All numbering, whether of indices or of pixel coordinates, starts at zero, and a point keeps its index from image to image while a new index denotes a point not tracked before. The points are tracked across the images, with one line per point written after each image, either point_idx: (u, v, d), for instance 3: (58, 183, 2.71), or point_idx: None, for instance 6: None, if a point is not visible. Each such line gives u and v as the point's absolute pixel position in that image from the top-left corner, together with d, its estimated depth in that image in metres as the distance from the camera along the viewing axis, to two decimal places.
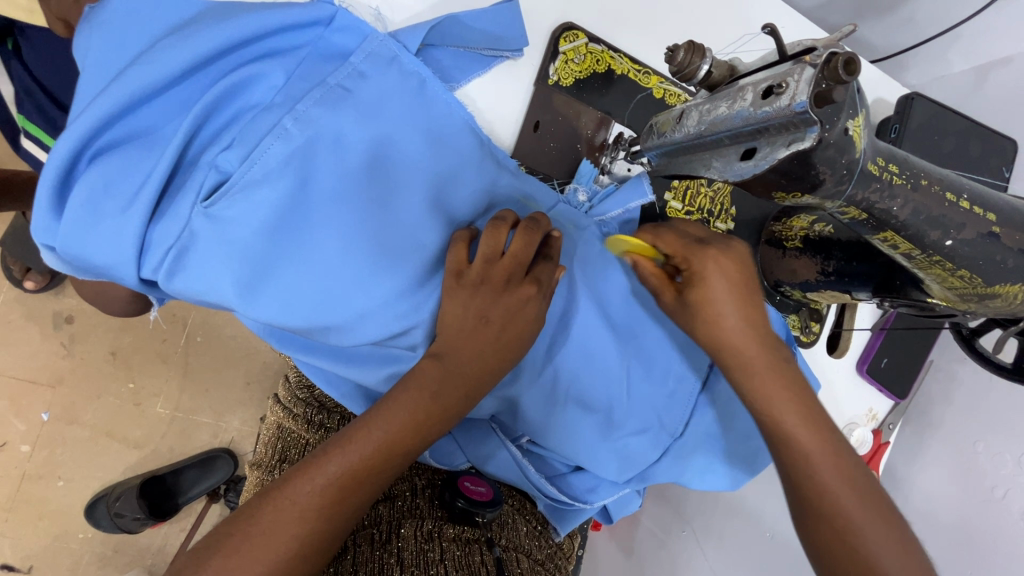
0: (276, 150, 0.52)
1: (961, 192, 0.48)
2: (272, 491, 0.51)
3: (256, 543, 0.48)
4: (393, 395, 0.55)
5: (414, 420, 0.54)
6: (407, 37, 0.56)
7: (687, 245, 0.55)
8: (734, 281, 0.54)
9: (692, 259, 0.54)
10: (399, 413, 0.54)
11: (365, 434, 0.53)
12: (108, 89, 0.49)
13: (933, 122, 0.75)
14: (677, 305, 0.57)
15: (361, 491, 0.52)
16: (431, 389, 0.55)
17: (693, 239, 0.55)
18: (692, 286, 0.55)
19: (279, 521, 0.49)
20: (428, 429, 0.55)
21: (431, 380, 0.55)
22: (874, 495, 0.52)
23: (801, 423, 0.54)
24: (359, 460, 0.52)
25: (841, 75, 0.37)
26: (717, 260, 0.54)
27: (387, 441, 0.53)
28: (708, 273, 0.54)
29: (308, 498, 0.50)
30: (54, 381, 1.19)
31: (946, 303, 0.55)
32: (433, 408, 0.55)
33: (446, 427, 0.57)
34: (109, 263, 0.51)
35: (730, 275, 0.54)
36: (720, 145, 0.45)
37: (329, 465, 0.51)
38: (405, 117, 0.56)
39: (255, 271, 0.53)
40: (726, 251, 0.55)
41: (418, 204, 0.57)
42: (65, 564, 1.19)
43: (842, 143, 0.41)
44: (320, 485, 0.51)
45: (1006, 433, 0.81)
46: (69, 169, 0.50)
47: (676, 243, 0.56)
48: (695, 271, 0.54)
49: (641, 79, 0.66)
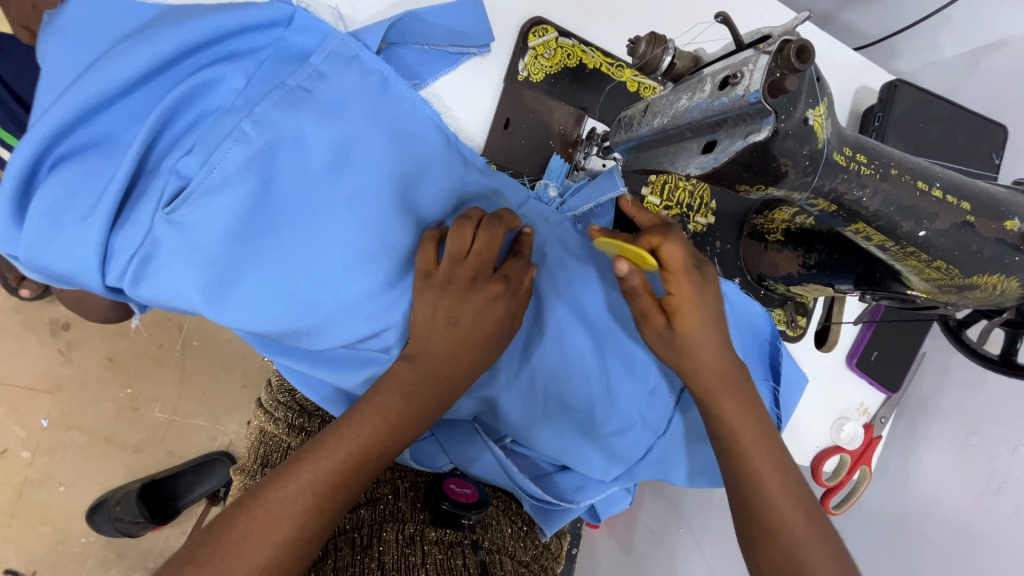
0: (236, 153, 0.51)
1: (934, 180, 0.47)
2: (246, 500, 0.50)
3: (229, 553, 0.48)
4: (365, 400, 0.54)
5: (386, 424, 0.54)
6: (367, 36, 0.56)
7: (684, 268, 0.55)
8: (712, 312, 0.57)
9: (682, 286, 0.55)
10: (371, 417, 0.53)
11: (337, 440, 0.52)
12: (64, 97, 0.49)
13: (918, 109, 0.74)
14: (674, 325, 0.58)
15: (336, 497, 0.52)
16: (403, 392, 0.54)
17: (690, 263, 0.55)
18: (678, 313, 0.56)
19: (252, 531, 0.49)
20: (402, 432, 0.55)
21: (403, 382, 0.54)
22: (802, 497, 0.54)
23: (754, 421, 0.56)
24: (331, 467, 0.52)
25: (794, 64, 0.36)
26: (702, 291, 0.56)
27: (360, 446, 0.53)
28: (694, 304, 0.56)
29: (282, 506, 0.50)
30: (52, 388, 1.20)
31: (926, 295, 0.53)
32: (405, 411, 0.54)
33: (420, 429, 0.56)
34: (73, 272, 0.51)
35: (709, 306, 0.57)
36: (683, 139, 0.44)
37: (302, 471, 0.51)
38: (368, 116, 0.55)
39: (221, 276, 0.53)
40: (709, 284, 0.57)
41: (386, 204, 0.56)
42: (68, 568, 1.20)
43: (803, 133, 0.40)
44: (294, 493, 0.50)
45: (1001, 424, 0.79)
46: (29, 177, 0.50)
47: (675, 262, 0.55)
48: (684, 298, 0.56)
49: (614, 72, 0.65)
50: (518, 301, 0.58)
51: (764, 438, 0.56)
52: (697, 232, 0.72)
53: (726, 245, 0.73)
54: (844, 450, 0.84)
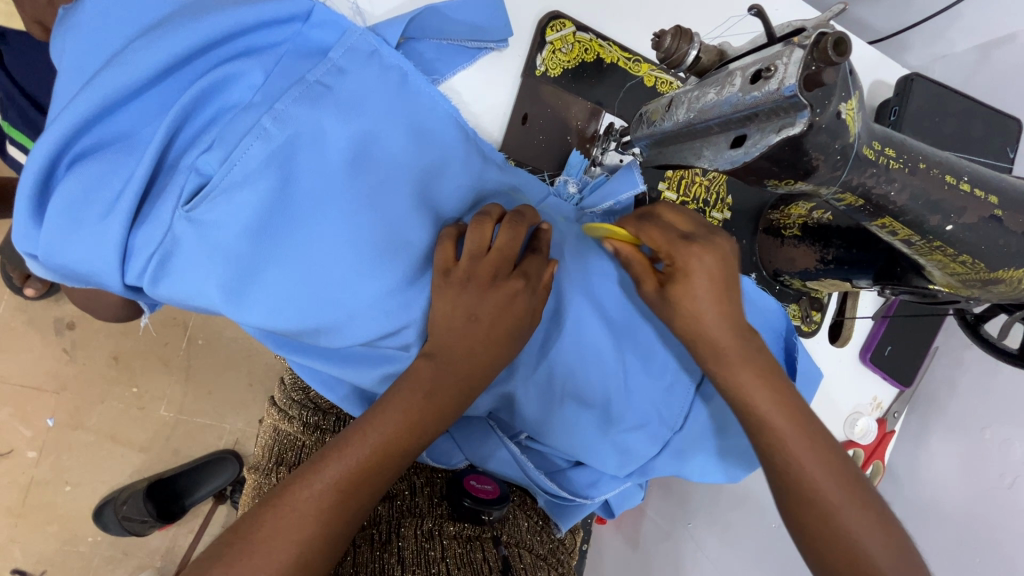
0: (256, 150, 0.51)
1: (962, 174, 0.46)
2: (273, 499, 0.50)
3: (258, 552, 0.48)
4: (387, 397, 0.54)
5: (410, 421, 0.54)
6: (386, 30, 0.55)
7: (672, 242, 0.54)
8: (716, 278, 0.53)
9: (676, 256, 0.53)
10: (393, 414, 0.53)
11: (362, 437, 0.52)
12: (82, 93, 0.48)
13: (934, 103, 0.73)
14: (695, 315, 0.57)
15: (360, 494, 0.52)
16: (425, 388, 0.54)
17: (677, 234, 0.54)
18: (674, 281, 0.54)
19: (280, 529, 0.49)
20: (424, 429, 0.54)
21: (424, 378, 0.54)
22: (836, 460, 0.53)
23: None
24: (356, 465, 0.52)
25: (830, 57, 0.35)
26: (700, 257, 0.53)
27: (384, 443, 0.53)
28: (692, 271, 0.53)
29: (309, 504, 0.50)
30: (58, 387, 1.19)
31: (949, 289, 0.53)
32: (427, 407, 0.54)
33: (442, 426, 0.56)
34: (92, 270, 0.51)
35: (713, 272, 0.53)
36: (710, 134, 0.44)
37: (327, 469, 0.51)
38: (387, 112, 0.55)
39: (240, 274, 0.52)
40: (709, 246, 0.54)
41: (406, 201, 0.56)
42: (76, 567, 1.20)
43: (835, 127, 0.39)
44: (320, 490, 0.50)
45: (1014, 419, 0.79)
46: (47, 174, 0.50)
47: (660, 238, 0.54)
48: (678, 267, 0.54)
49: (631, 67, 0.65)
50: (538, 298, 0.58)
51: (816, 448, 0.53)
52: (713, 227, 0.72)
53: (742, 240, 0.73)
54: (858, 445, 0.84)
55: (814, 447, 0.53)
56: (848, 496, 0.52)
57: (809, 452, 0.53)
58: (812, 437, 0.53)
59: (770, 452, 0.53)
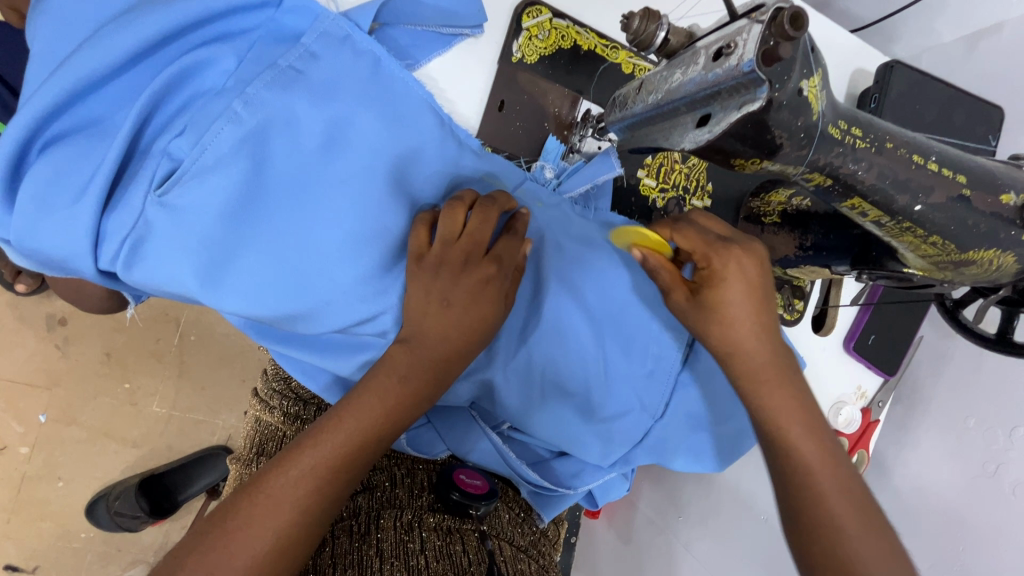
0: (227, 134, 0.51)
1: (929, 154, 0.46)
2: (249, 487, 0.50)
3: (235, 540, 0.48)
4: (364, 384, 0.54)
5: (385, 407, 0.53)
6: (359, 15, 0.55)
7: (709, 244, 0.54)
8: (753, 286, 0.54)
9: (712, 259, 0.54)
10: (370, 400, 0.53)
11: (337, 423, 0.52)
12: (52, 78, 0.48)
13: (914, 91, 0.74)
14: (688, 305, 0.56)
15: (337, 482, 0.51)
16: (400, 373, 0.54)
17: (715, 238, 0.55)
18: (708, 286, 0.54)
19: (256, 516, 0.49)
20: (401, 414, 0.54)
21: (399, 364, 0.54)
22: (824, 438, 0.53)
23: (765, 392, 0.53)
24: (332, 452, 0.51)
25: (787, 31, 0.35)
26: (739, 261, 0.54)
27: (360, 431, 0.52)
28: (727, 274, 0.53)
29: (285, 492, 0.49)
30: (50, 383, 1.20)
31: (923, 273, 0.53)
32: (403, 393, 0.54)
33: (419, 412, 0.56)
34: (64, 255, 0.50)
35: (750, 279, 0.54)
36: (678, 114, 0.44)
37: (303, 457, 0.51)
38: (360, 97, 0.55)
39: (214, 259, 0.52)
40: (749, 250, 0.54)
41: (381, 187, 0.56)
42: (68, 564, 1.20)
43: (797, 104, 0.39)
44: (295, 477, 0.50)
45: (997, 407, 0.80)
46: (19, 160, 0.50)
47: (697, 240, 0.55)
48: (714, 270, 0.54)
49: (609, 54, 0.65)
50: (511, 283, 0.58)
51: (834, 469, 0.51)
52: None
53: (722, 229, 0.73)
54: (842, 433, 0.84)
55: (829, 467, 0.51)
56: (831, 475, 0.51)
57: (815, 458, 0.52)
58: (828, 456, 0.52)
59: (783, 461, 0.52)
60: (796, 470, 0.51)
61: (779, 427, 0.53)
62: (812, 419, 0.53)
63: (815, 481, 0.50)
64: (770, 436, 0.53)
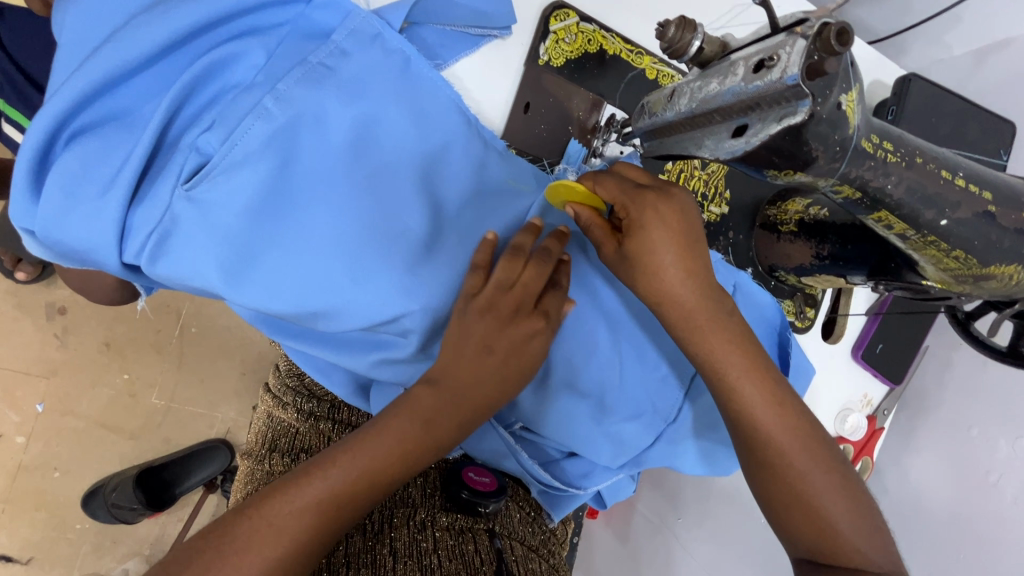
0: (257, 130, 0.51)
1: (957, 170, 0.47)
2: (248, 508, 0.49)
3: (230, 562, 0.47)
4: (380, 420, 0.54)
5: (400, 450, 0.53)
6: (391, 14, 0.55)
7: (627, 192, 0.52)
8: (680, 238, 0.52)
9: (629, 208, 0.52)
10: (387, 440, 0.53)
11: (351, 457, 0.52)
12: (81, 68, 0.48)
13: (931, 103, 0.74)
14: (616, 258, 0.54)
15: (342, 514, 0.51)
16: (422, 418, 0.54)
17: (632, 185, 0.52)
18: (631, 237, 0.52)
19: (256, 542, 0.48)
20: (414, 461, 0.54)
21: (422, 407, 0.54)
22: (809, 432, 0.53)
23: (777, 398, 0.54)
24: (341, 485, 0.51)
25: (833, 46, 0.36)
26: (656, 208, 0.52)
27: (372, 469, 0.52)
28: (646, 222, 0.52)
29: (288, 521, 0.49)
30: (47, 372, 1.18)
31: (941, 285, 0.54)
32: (422, 437, 0.54)
33: (431, 459, 0.56)
34: (88, 247, 0.50)
35: (671, 225, 0.52)
36: (712, 123, 0.44)
37: (311, 486, 0.50)
38: (389, 95, 0.55)
39: (239, 256, 0.52)
40: (665, 197, 0.52)
41: (408, 188, 0.56)
42: (63, 555, 1.19)
43: (835, 118, 0.40)
44: (300, 507, 0.50)
45: (1000, 417, 0.81)
46: (46, 151, 0.49)
47: (615, 189, 0.52)
48: (633, 221, 0.52)
49: (634, 59, 0.65)
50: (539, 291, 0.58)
51: (814, 456, 0.53)
52: (711, 221, 0.73)
53: (738, 235, 0.75)
54: (847, 440, 0.85)
55: (821, 465, 0.53)
56: (822, 469, 0.53)
57: (806, 458, 0.53)
58: (809, 442, 0.53)
59: (770, 472, 0.53)
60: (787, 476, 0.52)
61: (768, 436, 0.53)
62: (798, 419, 0.53)
63: (806, 482, 0.52)
64: (756, 447, 0.53)
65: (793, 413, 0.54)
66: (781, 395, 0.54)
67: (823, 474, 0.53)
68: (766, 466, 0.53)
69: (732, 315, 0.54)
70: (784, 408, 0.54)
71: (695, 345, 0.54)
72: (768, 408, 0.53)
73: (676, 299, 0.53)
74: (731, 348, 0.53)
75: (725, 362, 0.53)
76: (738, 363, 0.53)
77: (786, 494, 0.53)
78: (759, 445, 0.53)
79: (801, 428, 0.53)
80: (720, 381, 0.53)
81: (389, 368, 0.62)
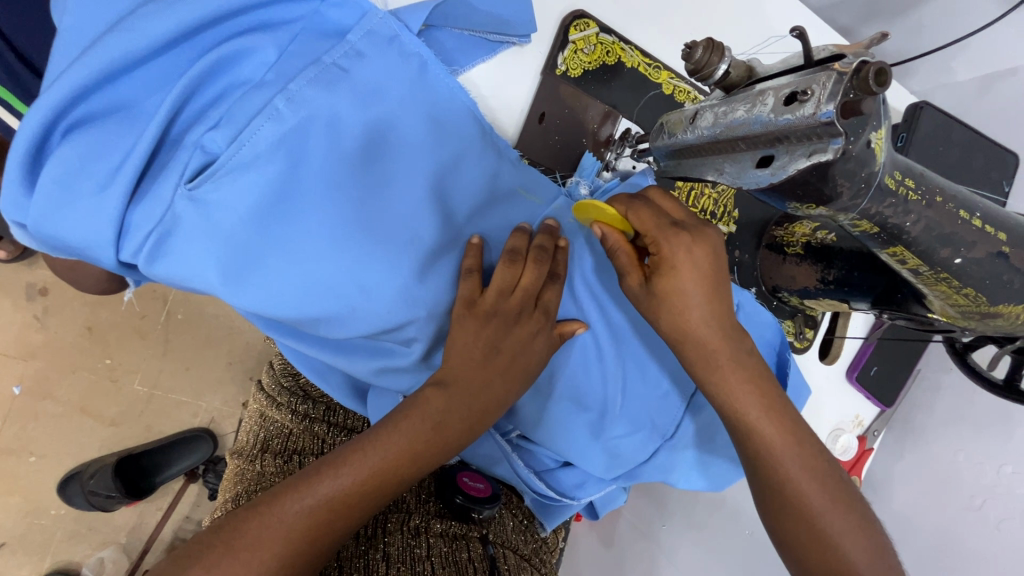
0: (267, 131, 0.49)
1: (975, 210, 0.47)
2: (259, 505, 0.49)
3: (237, 560, 0.46)
4: (392, 418, 0.54)
5: (411, 450, 0.53)
6: (409, 16, 0.53)
7: (662, 228, 0.52)
8: (705, 274, 0.52)
9: (662, 244, 0.51)
10: (398, 439, 0.53)
11: (361, 457, 0.52)
12: (83, 57, 0.45)
13: (940, 133, 0.75)
14: (641, 291, 0.53)
15: (349, 516, 0.51)
16: (434, 419, 0.54)
17: (669, 221, 0.52)
18: (660, 273, 0.52)
19: (263, 538, 0.47)
20: (425, 460, 0.54)
21: (434, 409, 0.54)
22: (819, 461, 0.53)
23: (790, 428, 0.53)
24: (351, 485, 0.51)
25: (870, 86, 0.35)
26: (688, 249, 0.52)
27: (382, 468, 0.52)
28: (677, 262, 0.51)
29: (296, 520, 0.48)
30: (26, 354, 1.15)
31: (946, 318, 0.54)
32: (433, 439, 0.54)
33: (443, 459, 0.56)
34: (83, 244, 0.48)
35: (702, 267, 0.52)
36: (736, 150, 0.44)
37: (320, 485, 0.50)
38: (404, 100, 0.53)
39: (241, 258, 0.50)
40: (699, 239, 0.52)
41: (419, 196, 0.55)
42: (36, 541, 1.16)
43: (864, 156, 0.40)
44: (310, 506, 0.49)
45: (988, 443, 0.82)
46: (42, 141, 0.47)
47: (650, 222, 0.52)
48: (664, 257, 0.51)
49: (651, 73, 0.64)
50: (540, 288, 0.57)
51: (816, 474, 0.52)
52: None
53: (745, 255, 0.75)
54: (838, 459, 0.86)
55: (831, 495, 0.52)
56: (833, 499, 0.52)
57: (815, 486, 0.52)
58: (812, 459, 0.53)
59: (777, 501, 0.52)
60: (795, 505, 0.52)
61: (774, 460, 0.52)
62: (808, 448, 0.53)
63: (815, 511, 0.51)
64: (761, 473, 0.53)
65: (801, 439, 0.53)
66: (791, 424, 0.54)
67: (831, 501, 0.52)
68: (772, 494, 0.53)
69: (742, 339, 0.54)
70: (795, 434, 0.53)
71: (705, 368, 0.53)
72: (770, 426, 0.53)
73: (688, 321, 0.52)
74: (742, 371, 0.53)
75: (735, 388, 0.53)
76: (750, 388, 0.53)
77: (793, 519, 0.52)
78: (765, 472, 0.53)
79: (803, 446, 0.53)
80: (732, 407, 0.53)
81: (390, 376, 0.61)
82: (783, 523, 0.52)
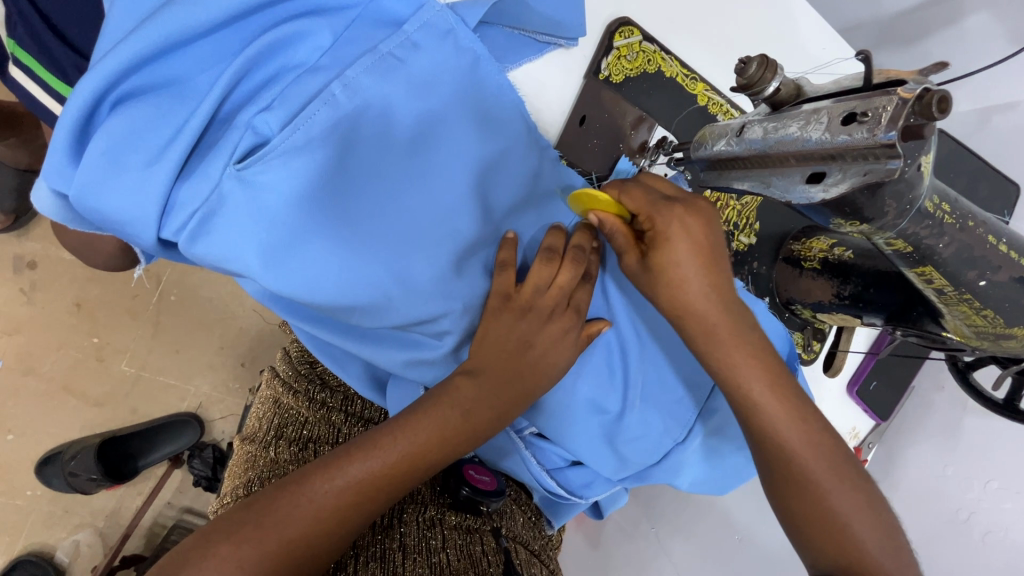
0: (320, 117, 0.48)
1: (1001, 236, 0.50)
2: (289, 484, 0.50)
3: (266, 532, 0.47)
4: (423, 404, 0.55)
5: (441, 436, 0.54)
6: (466, 11, 0.54)
7: (654, 203, 0.53)
8: (703, 247, 0.53)
9: (655, 219, 0.52)
10: (428, 425, 0.53)
11: (392, 440, 0.52)
12: (140, 29, 0.45)
13: (945, 159, 0.80)
14: (639, 267, 0.54)
15: (376, 499, 0.52)
16: (463, 408, 0.55)
17: (660, 196, 0.53)
18: (656, 248, 0.53)
19: (293, 515, 0.48)
20: (452, 447, 0.55)
21: (464, 397, 0.55)
22: (837, 455, 0.55)
23: (812, 429, 0.55)
24: (380, 468, 0.51)
25: (932, 112, 0.36)
26: (682, 221, 0.52)
27: (411, 451, 0.53)
28: (673, 235, 0.52)
29: (326, 499, 0.49)
30: (10, 329, 1.11)
31: (960, 338, 0.57)
32: (462, 427, 0.55)
33: (469, 447, 0.57)
34: (124, 219, 0.47)
35: (697, 238, 0.53)
36: (785, 164, 0.45)
37: (350, 467, 0.51)
38: (454, 94, 0.54)
39: (283, 242, 0.49)
40: (692, 212, 0.53)
41: (462, 190, 0.55)
42: (10, 521, 1.13)
43: (913, 179, 0.41)
44: (339, 487, 0.50)
45: (977, 459, 0.85)
46: (89, 112, 0.46)
47: (642, 200, 0.53)
48: (659, 231, 0.52)
49: (688, 84, 0.66)
50: (572, 288, 0.58)
51: (835, 467, 0.54)
52: (739, 249, 0.76)
53: (761, 266, 0.78)
54: None
55: (848, 486, 0.54)
56: (853, 497, 0.53)
57: (835, 481, 0.54)
58: (836, 467, 0.54)
59: (796, 490, 0.53)
60: (815, 495, 0.53)
61: (792, 451, 0.54)
62: (828, 442, 0.55)
63: (832, 501, 0.53)
64: (782, 465, 0.54)
65: (822, 438, 0.55)
66: (814, 434, 0.55)
67: (847, 493, 0.53)
68: (795, 485, 0.54)
69: (767, 348, 0.56)
70: (817, 440, 0.55)
71: (732, 374, 0.55)
72: (791, 428, 0.54)
73: (718, 328, 0.54)
74: (768, 379, 0.54)
75: (760, 395, 0.54)
76: (775, 396, 0.54)
77: (811, 508, 0.53)
78: (782, 462, 0.54)
79: (826, 448, 0.55)
80: (758, 413, 0.54)
81: (418, 369, 0.61)
82: (799, 512, 0.53)
